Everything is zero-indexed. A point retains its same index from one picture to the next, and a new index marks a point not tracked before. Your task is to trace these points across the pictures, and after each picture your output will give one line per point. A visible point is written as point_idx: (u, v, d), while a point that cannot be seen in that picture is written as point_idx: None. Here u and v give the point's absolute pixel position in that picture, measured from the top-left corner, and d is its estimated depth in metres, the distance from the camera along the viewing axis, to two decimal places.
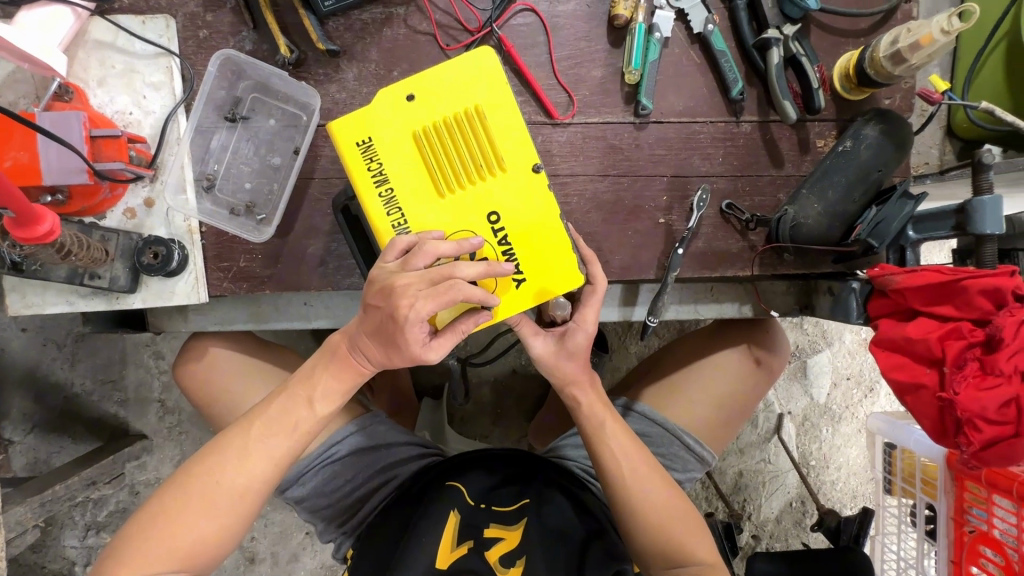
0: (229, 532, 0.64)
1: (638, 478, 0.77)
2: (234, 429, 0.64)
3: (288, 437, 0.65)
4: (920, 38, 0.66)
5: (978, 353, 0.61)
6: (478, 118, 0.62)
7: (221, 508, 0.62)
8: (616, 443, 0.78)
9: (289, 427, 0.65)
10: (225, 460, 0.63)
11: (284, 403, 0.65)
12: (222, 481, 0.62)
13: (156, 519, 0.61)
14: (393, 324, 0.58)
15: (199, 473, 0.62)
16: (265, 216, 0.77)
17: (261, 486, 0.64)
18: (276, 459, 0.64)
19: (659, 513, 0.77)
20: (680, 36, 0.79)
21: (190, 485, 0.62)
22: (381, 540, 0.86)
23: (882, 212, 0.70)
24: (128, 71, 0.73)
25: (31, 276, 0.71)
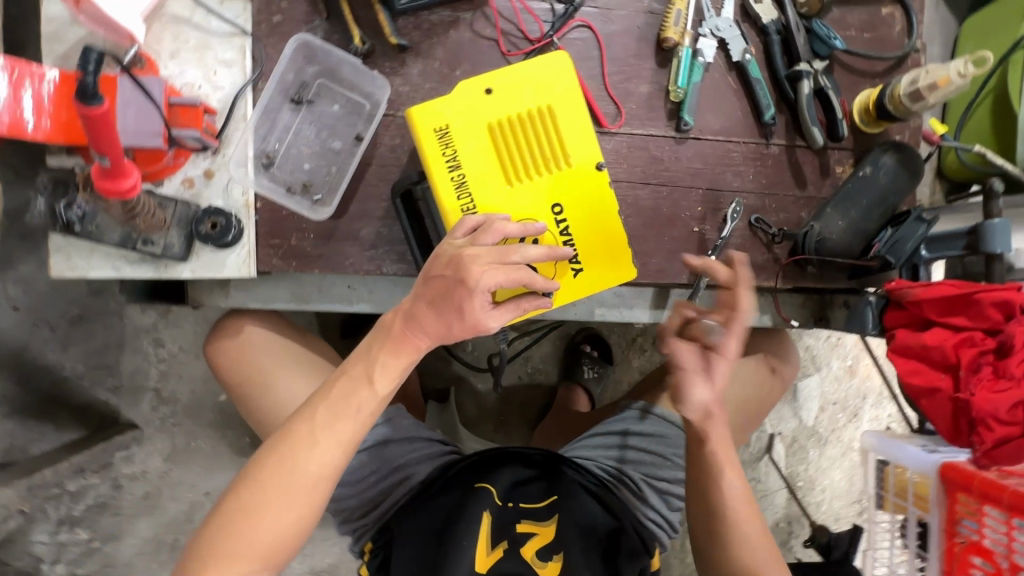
0: (305, 524, 0.62)
1: (745, 511, 0.74)
2: (297, 418, 0.62)
3: (352, 420, 0.63)
4: (939, 79, 0.74)
5: (990, 359, 0.68)
6: (550, 116, 0.67)
7: (298, 499, 0.61)
8: (728, 471, 0.74)
9: (350, 409, 0.62)
10: (296, 449, 0.61)
11: (343, 385, 0.63)
12: (298, 471, 0.61)
13: (234, 520, 0.59)
14: (461, 291, 0.58)
15: (271, 467, 0.60)
16: (322, 197, 0.79)
17: (331, 474, 0.62)
18: (342, 442, 0.62)
19: (755, 550, 0.73)
20: (720, 62, 0.86)
21: (264, 477, 0.60)
22: (419, 541, 0.85)
23: (899, 233, 0.78)
24: (201, 47, 0.75)
25: (81, 237, 0.71)
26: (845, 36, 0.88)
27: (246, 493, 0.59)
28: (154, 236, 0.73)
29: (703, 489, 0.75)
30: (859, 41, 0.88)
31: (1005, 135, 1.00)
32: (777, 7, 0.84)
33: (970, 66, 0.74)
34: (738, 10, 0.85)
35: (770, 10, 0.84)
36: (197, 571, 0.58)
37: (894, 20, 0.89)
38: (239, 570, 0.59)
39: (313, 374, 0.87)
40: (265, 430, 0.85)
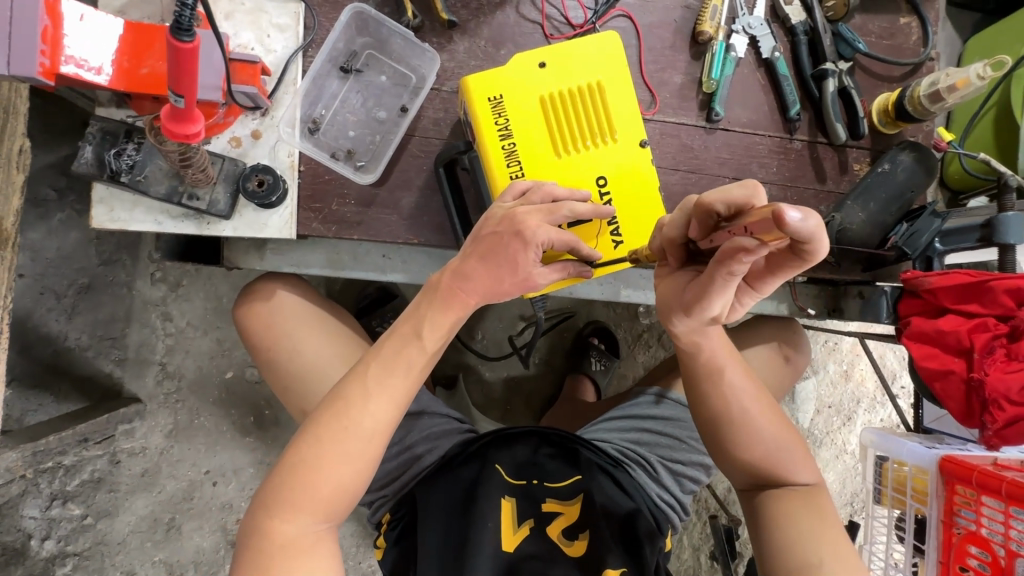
0: (360, 481, 0.63)
1: (755, 406, 0.81)
2: (351, 379, 0.63)
3: (405, 377, 0.64)
4: (958, 80, 0.79)
5: (1004, 342, 0.72)
6: (599, 92, 0.70)
7: (352, 452, 0.61)
8: (738, 380, 0.81)
9: (402, 367, 0.64)
10: (351, 406, 0.62)
11: (394, 344, 0.64)
12: (355, 427, 0.61)
13: (295, 476, 0.60)
14: (516, 242, 0.61)
15: (329, 424, 0.61)
16: (365, 164, 0.80)
17: (386, 431, 0.63)
18: (396, 399, 0.64)
19: (774, 441, 0.80)
20: (750, 58, 0.90)
21: (322, 433, 0.61)
22: (446, 518, 0.83)
23: (915, 226, 0.82)
24: (256, 10, 0.76)
25: (125, 187, 0.72)
26: (865, 42, 0.93)
27: (305, 447, 0.60)
28: (199, 191, 0.73)
29: (711, 402, 0.81)
30: (879, 47, 0.94)
31: (1006, 144, 1.07)
32: (805, 10, 0.89)
33: (989, 67, 0.78)
34: (768, 10, 0.90)
35: (798, 12, 0.89)
36: (263, 521, 0.59)
37: (911, 29, 0.94)
38: (300, 522, 0.60)
39: (339, 340, 0.88)
40: (290, 395, 0.86)
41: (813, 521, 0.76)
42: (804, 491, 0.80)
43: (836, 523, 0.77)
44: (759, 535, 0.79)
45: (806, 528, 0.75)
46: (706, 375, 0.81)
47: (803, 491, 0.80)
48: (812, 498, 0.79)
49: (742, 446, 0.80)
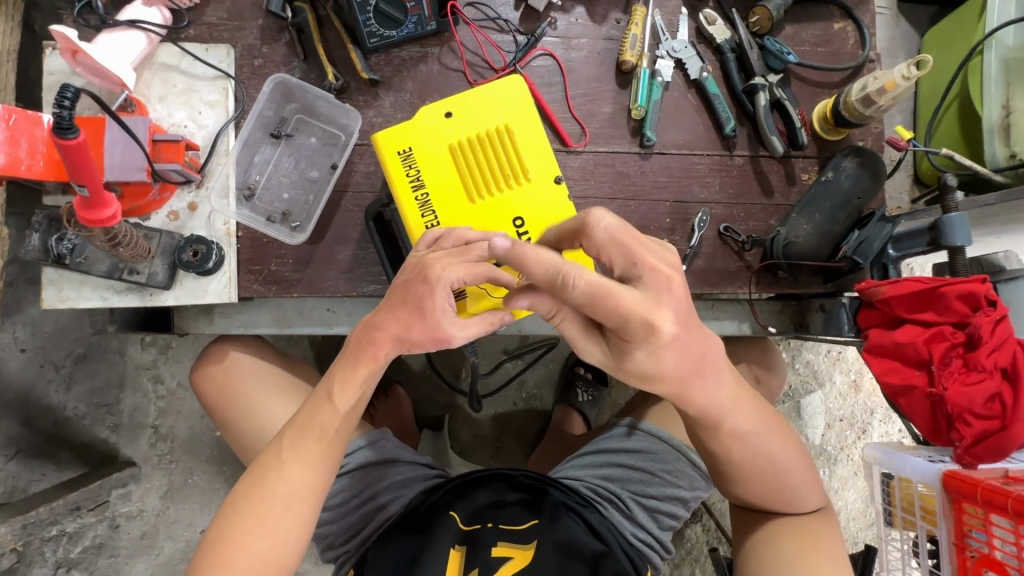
0: (283, 550, 0.63)
1: (763, 449, 0.72)
2: (269, 449, 0.65)
3: (319, 440, 0.64)
4: (885, 82, 0.78)
5: (961, 351, 0.68)
6: (506, 134, 0.73)
7: (275, 523, 0.62)
8: (752, 424, 0.71)
9: (316, 430, 0.64)
10: (268, 475, 0.63)
11: (308, 408, 0.65)
12: (272, 496, 0.62)
13: (216, 550, 0.61)
14: (423, 287, 0.60)
15: (247, 495, 0.62)
16: (299, 224, 0.82)
17: (309, 496, 0.64)
18: (313, 463, 0.64)
19: (780, 476, 0.75)
20: (679, 81, 0.89)
21: (246, 505, 0.62)
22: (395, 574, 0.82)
23: (864, 233, 0.79)
24: (188, 90, 0.81)
25: (72, 269, 0.76)
26: (799, 51, 0.91)
27: (227, 522, 0.61)
28: (139, 265, 0.76)
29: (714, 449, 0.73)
30: (814, 55, 0.92)
31: (972, 137, 1.03)
32: (729, 28, 0.89)
33: (914, 66, 0.76)
34: (693, 32, 0.90)
35: (723, 30, 0.88)
36: None
37: (847, 33, 0.93)
38: None
39: (293, 397, 0.89)
40: (248, 455, 0.87)
41: (803, 546, 0.76)
42: (804, 519, 0.79)
43: (828, 546, 0.77)
44: (747, 554, 0.80)
45: (791, 552, 0.76)
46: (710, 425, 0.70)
47: (799, 515, 0.79)
48: (806, 524, 0.78)
49: (742, 483, 0.76)
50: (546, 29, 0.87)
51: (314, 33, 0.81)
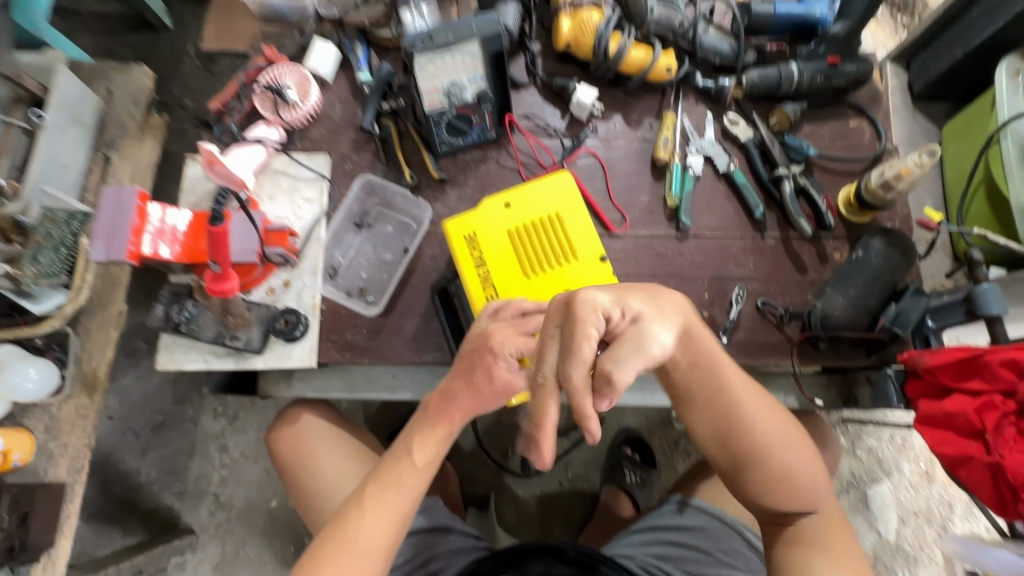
0: None
1: (765, 435, 0.74)
2: (350, 501, 0.70)
3: (397, 494, 0.70)
4: (900, 169, 0.86)
5: (1014, 420, 0.67)
6: (557, 220, 0.85)
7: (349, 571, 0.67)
8: (752, 408, 0.73)
9: (394, 483, 0.70)
10: (349, 525, 0.68)
11: (389, 462, 0.71)
12: (353, 543, 0.67)
13: None
14: (487, 355, 0.67)
15: (328, 544, 0.68)
16: (374, 298, 0.94)
17: (384, 549, 0.69)
18: (388, 516, 0.69)
19: (791, 471, 0.74)
20: (709, 173, 1.00)
21: (324, 557, 0.67)
22: None
23: (900, 306, 0.82)
24: (292, 189, 0.98)
25: (184, 334, 0.88)
26: (818, 145, 1.02)
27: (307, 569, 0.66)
28: (239, 332, 0.89)
29: (714, 437, 0.75)
30: (834, 148, 1.02)
31: (1005, 218, 1.06)
32: (751, 128, 1.01)
33: (926, 155, 0.84)
34: (719, 132, 1.02)
35: (746, 130, 1.00)
36: None
37: (863, 129, 1.03)
38: None
39: (357, 462, 0.95)
40: (312, 515, 0.92)
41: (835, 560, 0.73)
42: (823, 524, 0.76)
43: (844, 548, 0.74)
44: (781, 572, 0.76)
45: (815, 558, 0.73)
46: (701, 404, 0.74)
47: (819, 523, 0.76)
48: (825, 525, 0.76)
49: (757, 480, 0.75)
50: (589, 134, 1.02)
51: (397, 143, 0.99)
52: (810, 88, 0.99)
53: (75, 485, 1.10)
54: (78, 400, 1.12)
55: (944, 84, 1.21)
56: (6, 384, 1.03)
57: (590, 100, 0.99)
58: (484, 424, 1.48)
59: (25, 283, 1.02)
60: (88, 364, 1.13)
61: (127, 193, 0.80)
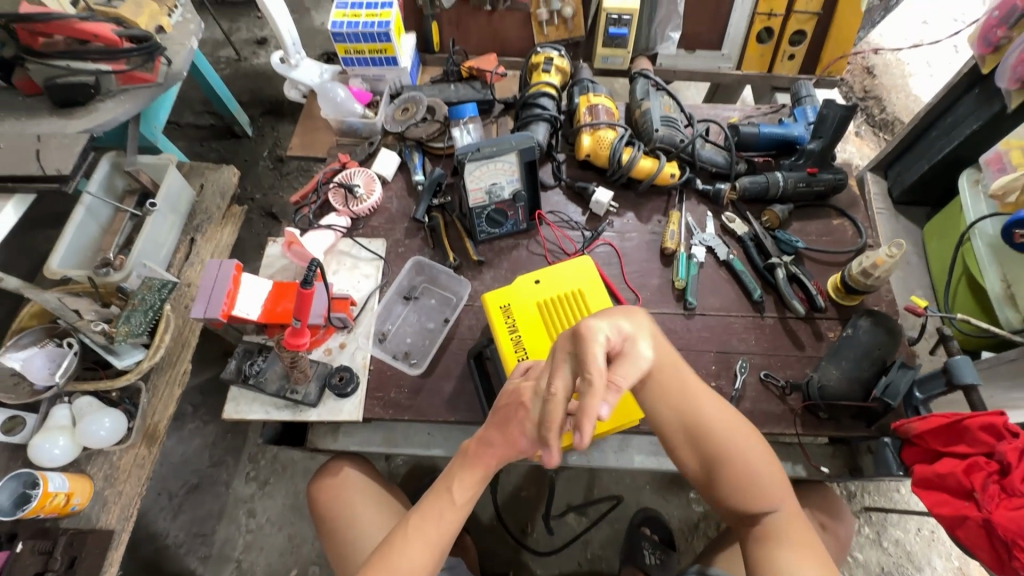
0: None
1: (722, 431, 0.77)
2: (396, 530, 0.80)
3: (437, 526, 0.79)
4: (875, 259, 0.99)
5: (998, 478, 0.74)
6: (579, 295, 1.00)
7: None
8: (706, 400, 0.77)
9: (435, 515, 0.79)
10: (394, 552, 0.77)
11: (432, 498, 0.81)
12: (394, 570, 0.76)
13: None
14: (520, 410, 0.76)
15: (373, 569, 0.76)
16: (417, 361, 1.07)
17: None
18: (428, 547, 0.78)
19: (756, 471, 0.76)
20: (710, 261, 1.15)
21: None
22: None
23: (888, 377, 0.91)
24: (353, 266, 1.16)
25: (251, 387, 1.01)
26: (806, 240, 1.17)
27: None
28: (298, 387, 1.01)
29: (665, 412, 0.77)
30: (820, 242, 1.17)
31: (988, 306, 1.17)
32: (746, 224, 1.17)
33: (895, 246, 0.98)
34: (719, 227, 1.18)
35: (742, 226, 1.16)
36: None
37: (845, 226, 1.19)
38: None
39: (390, 514, 1.02)
40: (342, 563, 0.98)
41: (799, 551, 0.72)
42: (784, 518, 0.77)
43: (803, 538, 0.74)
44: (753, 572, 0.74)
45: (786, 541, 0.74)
46: (655, 393, 0.77)
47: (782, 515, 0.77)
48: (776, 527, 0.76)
49: (718, 471, 0.77)
50: (606, 227, 1.20)
51: (443, 231, 1.18)
52: (794, 193, 1.17)
53: (121, 533, 1.17)
54: (137, 451, 1.23)
55: (918, 190, 1.37)
56: (82, 431, 1.16)
57: (606, 200, 1.18)
58: (503, 497, 1.51)
59: (116, 340, 1.18)
60: (151, 418, 1.25)
61: (227, 266, 1.00)
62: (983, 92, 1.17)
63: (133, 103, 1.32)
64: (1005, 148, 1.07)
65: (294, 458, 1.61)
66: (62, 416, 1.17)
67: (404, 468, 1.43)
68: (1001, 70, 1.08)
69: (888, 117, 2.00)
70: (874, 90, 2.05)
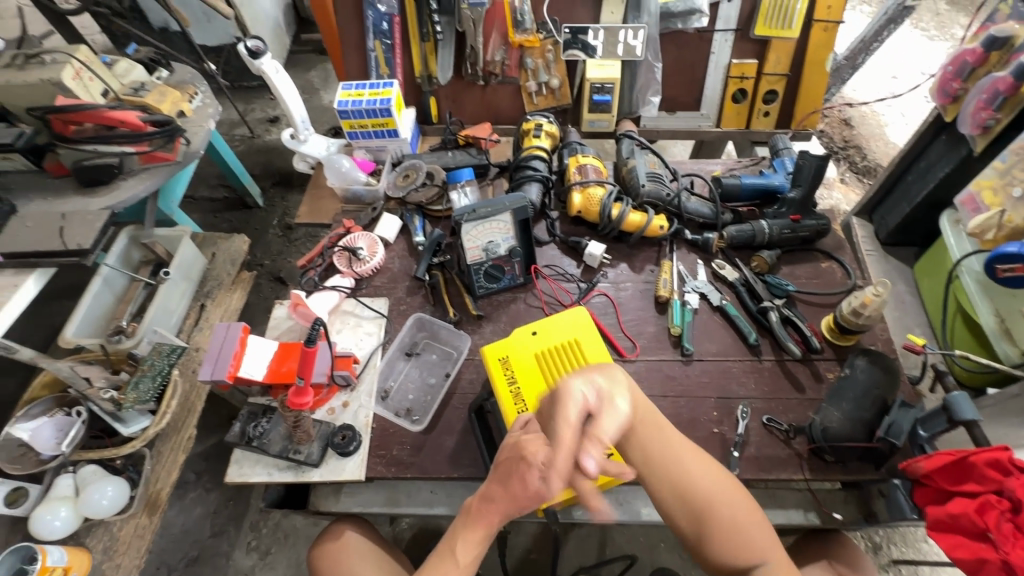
0: None
1: (724, 501, 0.74)
2: None
3: None
4: (863, 298, 1.02)
5: (1011, 517, 0.72)
6: (576, 345, 1.02)
7: None
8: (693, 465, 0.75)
9: None
10: None
11: (435, 561, 0.79)
12: None
13: None
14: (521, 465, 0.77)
15: None
16: (418, 418, 1.07)
17: None
18: None
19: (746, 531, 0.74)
20: (705, 307, 1.18)
21: None
22: None
23: (890, 417, 0.91)
24: (357, 325, 1.19)
25: (254, 449, 1.01)
26: (797, 283, 1.20)
27: None
28: (301, 447, 1.02)
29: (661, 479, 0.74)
30: (811, 285, 1.20)
31: (985, 341, 1.17)
32: (736, 270, 1.21)
33: (880, 286, 1.01)
34: (710, 274, 1.22)
35: (732, 272, 1.20)
36: None
37: (834, 268, 1.22)
38: None
39: None
40: None
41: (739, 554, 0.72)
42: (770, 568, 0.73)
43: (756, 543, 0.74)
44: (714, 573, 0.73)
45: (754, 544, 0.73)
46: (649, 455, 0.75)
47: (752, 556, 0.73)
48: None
49: (706, 525, 0.73)
50: (600, 278, 1.24)
51: (443, 288, 1.22)
52: (780, 238, 1.21)
53: None
54: (138, 521, 1.21)
55: (904, 232, 1.41)
56: (85, 501, 1.15)
57: (599, 252, 1.23)
58: (512, 561, 1.44)
59: (124, 408, 1.19)
60: (155, 485, 1.25)
61: (234, 328, 1.04)
62: (950, 138, 1.24)
63: (152, 180, 1.41)
64: (977, 189, 1.11)
65: (296, 525, 1.56)
66: (65, 486, 1.17)
67: (409, 532, 1.39)
68: (962, 118, 1.14)
69: (870, 164, 2.08)
70: (853, 139, 2.15)
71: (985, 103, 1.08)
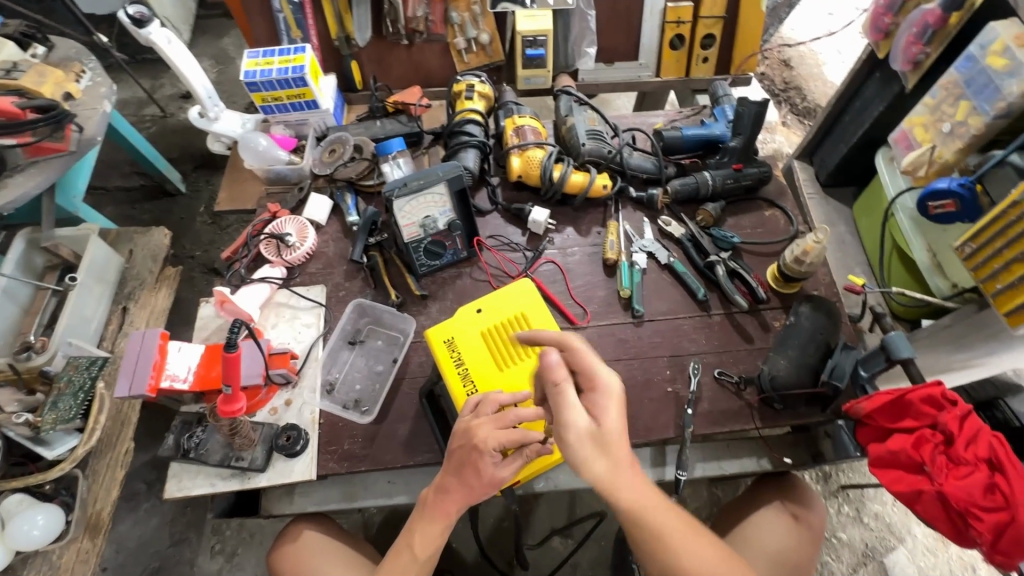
0: None
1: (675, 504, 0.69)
2: None
3: None
4: (804, 246, 1.02)
5: (944, 449, 0.76)
6: (524, 319, 0.99)
7: None
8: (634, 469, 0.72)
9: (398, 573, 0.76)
10: None
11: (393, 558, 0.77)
12: None
13: None
14: (475, 453, 0.74)
15: None
16: (368, 408, 1.03)
17: None
18: None
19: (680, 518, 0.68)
20: (652, 266, 1.16)
21: None
22: None
23: (833, 360, 0.95)
24: (293, 317, 1.12)
25: (192, 461, 0.95)
26: (742, 234, 1.20)
27: None
28: (244, 453, 0.96)
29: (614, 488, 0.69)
30: (755, 235, 1.19)
31: (919, 276, 1.21)
32: (682, 226, 1.19)
33: (820, 232, 1.01)
34: (657, 231, 1.20)
35: (678, 228, 1.18)
36: None
37: (777, 216, 1.22)
38: None
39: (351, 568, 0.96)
40: None
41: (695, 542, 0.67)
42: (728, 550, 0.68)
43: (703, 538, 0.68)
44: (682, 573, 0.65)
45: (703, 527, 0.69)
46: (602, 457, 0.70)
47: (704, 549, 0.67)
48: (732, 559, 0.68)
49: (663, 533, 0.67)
50: (547, 245, 1.19)
51: (382, 269, 1.15)
52: (723, 189, 1.19)
53: None
54: (79, 545, 1.14)
55: (842, 173, 1.42)
56: (12, 533, 1.06)
57: (543, 218, 1.18)
58: (484, 532, 1.45)
59: (44, 430, 1.09)
60: (92, 507, 1.17)
61: (151, 335, 0.95)
62: (883, 75, 1.23)
63: (44, 176, 1.25)
64: (909, 126, 1.12)
65: (261, 523, 1.52)
66: None
67: (378, 518, 1.37)
68: (894, 53, 1.13)
69: (809, 105, 2.09)
70: (793, 80, 2.14)
71: (916, 37, 1.06)
